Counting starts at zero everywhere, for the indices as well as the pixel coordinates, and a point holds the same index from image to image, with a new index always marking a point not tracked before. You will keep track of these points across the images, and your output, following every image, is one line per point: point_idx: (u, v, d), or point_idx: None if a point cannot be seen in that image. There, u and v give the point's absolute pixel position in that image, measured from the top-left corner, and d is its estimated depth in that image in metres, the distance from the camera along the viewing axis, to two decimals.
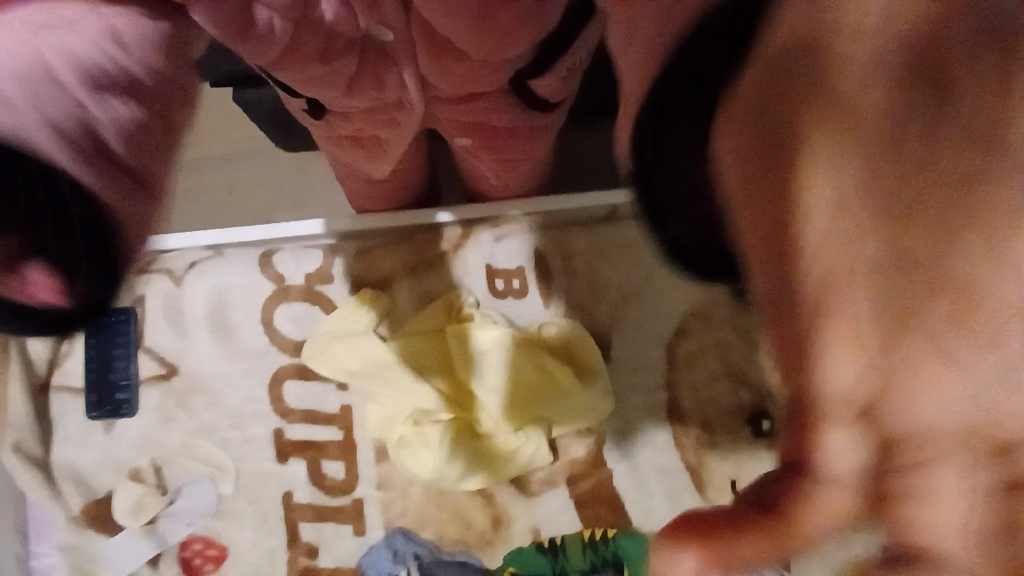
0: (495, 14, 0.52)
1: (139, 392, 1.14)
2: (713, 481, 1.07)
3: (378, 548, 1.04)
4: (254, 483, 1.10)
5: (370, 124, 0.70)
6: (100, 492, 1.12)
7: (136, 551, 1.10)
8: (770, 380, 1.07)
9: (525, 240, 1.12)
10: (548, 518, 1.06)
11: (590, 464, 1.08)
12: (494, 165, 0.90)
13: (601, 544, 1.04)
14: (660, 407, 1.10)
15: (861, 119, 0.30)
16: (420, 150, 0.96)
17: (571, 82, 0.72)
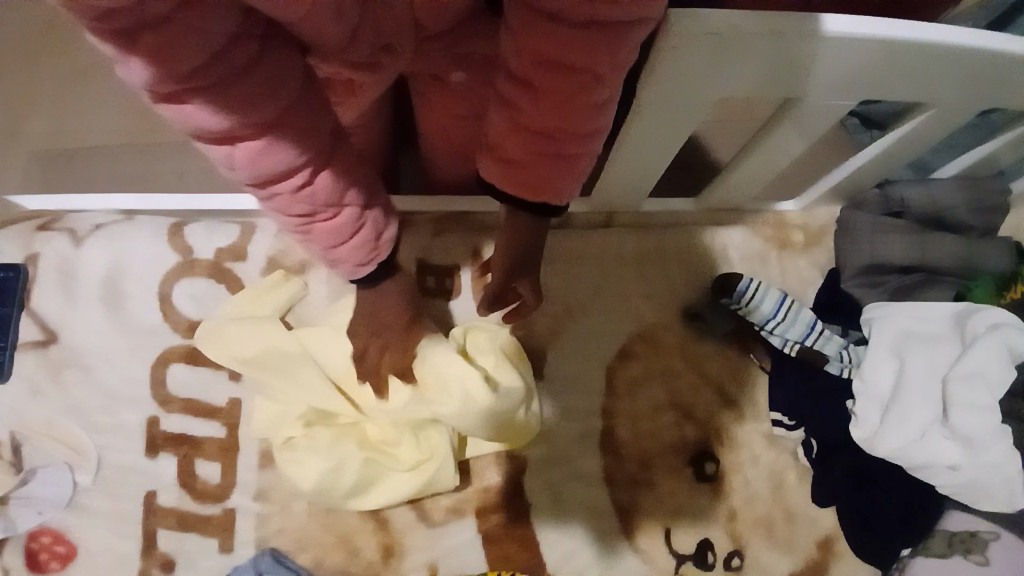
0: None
1: (15, 355, 0.96)
2: (648, 527, 0.94)
3: (241, 569, 0.88)
4: (115, 479, 0.92)
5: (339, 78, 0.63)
6: None
7: None
8: (717, 420, 0.97)
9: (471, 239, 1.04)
10: (451, 552, 0.92)
11: (509, 494, 0.94)
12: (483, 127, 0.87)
13: None
14: (593, 436, 0.96)
15: (554, 138, 0.58)
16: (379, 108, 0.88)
17: None
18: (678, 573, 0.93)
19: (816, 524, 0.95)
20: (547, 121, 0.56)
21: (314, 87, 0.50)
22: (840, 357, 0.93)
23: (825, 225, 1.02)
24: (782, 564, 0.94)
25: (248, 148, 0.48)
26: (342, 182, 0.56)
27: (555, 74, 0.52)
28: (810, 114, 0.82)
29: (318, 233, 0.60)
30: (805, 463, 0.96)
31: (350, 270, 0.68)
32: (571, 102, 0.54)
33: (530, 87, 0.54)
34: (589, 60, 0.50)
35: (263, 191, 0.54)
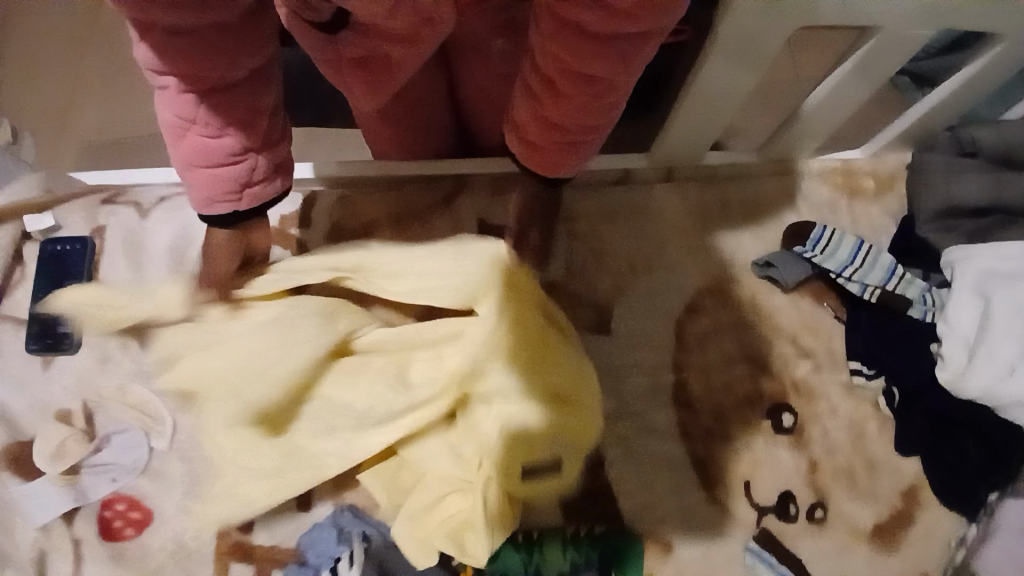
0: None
1: (86, 325, 0.96)
2: (726, 480, 0.93)
3: (320, 526, 0.91)
4: (190, 442, 0.93)
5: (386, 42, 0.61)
6: (26, 436, 0.93)
7: (51, 501, 0.91)
8: (793, 370, 0.95)
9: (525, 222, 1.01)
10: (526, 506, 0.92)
11: None
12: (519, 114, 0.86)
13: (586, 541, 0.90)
14: (666, 389, 0.95)
15: (569, 136, 0.67)
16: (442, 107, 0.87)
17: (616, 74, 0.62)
18: (761, 526, 0.91)
19: (899, 471, 0.93)
20: (564, 119, 0.64)
21: (252, 24, 0.54)
22: (923, 300, 0.92)
23: (895, 170, 1.01)
24: (867, 514, 0.92)
25: (158, 48, 0.52)
26: (230, 113, 0.59)
27: (579, 83, 0.58)
28: (879, 57, 0.82)
29: (189, 144, 0.62)
30: (887, 411, 0.94)
31: (202, 202, 0.67)
32: (594, 100, 0.61)
33: (555, 89, 0.61)
34: (599, 64, 0.56)
35: (157, 78, 0.56)
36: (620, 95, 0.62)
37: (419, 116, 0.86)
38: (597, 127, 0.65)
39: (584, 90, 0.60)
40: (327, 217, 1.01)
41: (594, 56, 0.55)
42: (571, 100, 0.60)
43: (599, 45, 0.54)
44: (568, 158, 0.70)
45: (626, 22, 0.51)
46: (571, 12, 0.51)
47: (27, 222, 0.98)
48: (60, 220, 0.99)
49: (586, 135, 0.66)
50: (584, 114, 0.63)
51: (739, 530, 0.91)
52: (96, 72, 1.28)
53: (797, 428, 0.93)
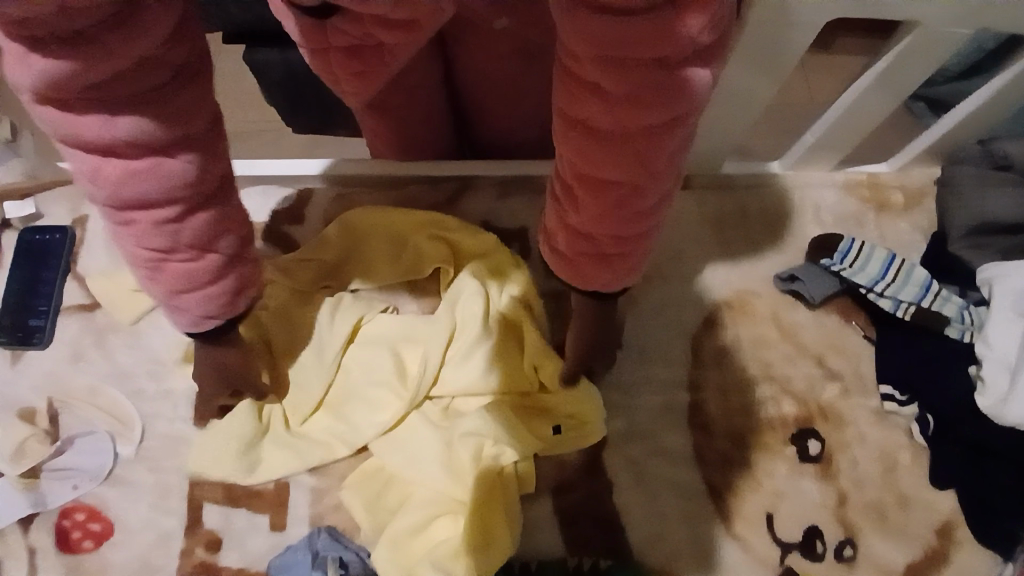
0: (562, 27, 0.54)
1: (59, 320, 0.89)
2: (747, 512, 0.84)
3: (294, 548, 0.80)
4: (160, 449, 0.85)
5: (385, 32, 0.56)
6: None
7: (4, 507, 0.82)
8: (819, 394, 0.88)
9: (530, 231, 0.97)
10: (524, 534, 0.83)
11: (587, 473, 0.85)
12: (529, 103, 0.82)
13: None
14: (680, 409, 0.87)
15: (601, 248, 0.56)
16: (441, 96, 0.81)
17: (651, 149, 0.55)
18: (785, 564, 0.82)
19: (934, 508, 0.84)
20: (593, 230, 0.54)
21: (218, 140, 0.46)
22: (960, 318, 0.86)
23: (924, 185, 0.94)
24: (901, 555, 0.83)
25: (132, 175, 0.43)
26: (201, 231, 0.49)
27: (598, 191, 0.50)
28: (903, 69, 0.78)
29: (167, 274, 0.52)
30: (922, 441, 0.86)
31: (187, 320, 0.57)
32: (623, 206, 0.51)
33: (575, 195, 0.52)
34: (620, 167, 0.47)
35: (118, 213, 0.47)
36: (654, 200, 0.52)
37: (416, 111, 0.82)
38: (633, 235, 0.55)
39: (606, 204, 0.51)
40: (322, 213, 0.96)
41: (613, 158, 0.47)
42: (593, 208, 0.51)
43: (618, 147, 0.46)
44: (603, 269, 0.58)
45: (642, 116, 0.43)
46: (577, 109, 0.45)
47: (8, 208, 0.93)
48: (41, 208, 0.93)
49: (619, 243, 0.55)
50: (616, 231, 0.53)
51: (759, 569, 0.82)
52: None
53: (824, 457, 0.85)
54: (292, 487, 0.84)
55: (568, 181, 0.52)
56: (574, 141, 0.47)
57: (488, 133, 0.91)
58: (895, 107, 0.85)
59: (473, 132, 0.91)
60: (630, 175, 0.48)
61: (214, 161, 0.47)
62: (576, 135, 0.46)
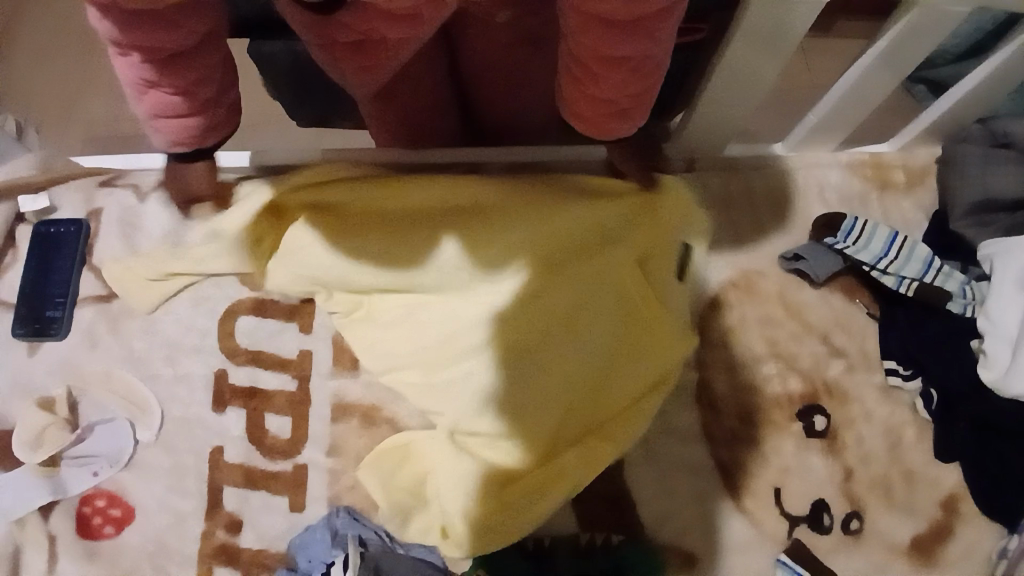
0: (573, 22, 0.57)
1: (75, 310, 0.91)
2: (755, 487, 0.86)
3: (313, 528, 0.83)
4: (178, 435, 0.87)
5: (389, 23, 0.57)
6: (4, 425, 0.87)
7: (26, 493, 0.84)
8: (824, 370, 0.89)
9: None
10: None
11: None
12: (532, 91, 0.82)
13: (602, 551, 0.83)
14: (688, 388, 0.89)
15: (619, 107, 0.63)
16: (446, 86, 0.82)
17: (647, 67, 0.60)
18: (792, 536, 0.85)
19: (938, 481, 0.86)
20: (612, 95, 0.61)
21: (198, 8, 0.51)
22: (962, 293, 0.87)
23: (926, 165, 0.96)
24: (904, 526, 0.85)
25: (118, 29, 0.49)
26: (170, 79, 0.58)
27: (614, 65, 0.57)
28: (902, 47, 0.79)
29: (151, 101, 0.61)
30: (926, 416, 0.88)
31: (169, 142, 0.67)
32: (635, 70, 0.58)
33: (594, 71, 0.59)
34: (631, 42, 0.54)
35: (120, 50, 0.54)
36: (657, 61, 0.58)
37: (423, 100, 0.82)
38: (638, 93, 0.62)
39: (621, 78, 0.59)
40: None
41: (622, 36, 0.53)
42: (614, 76, 0.58)
43: (630, 26, 0.53)
44: (620, 123, 0.65)
45: (651, 4, 0.50)
46: (595, 5, 0.50)
47: (23, 202, 0.93)
48: (55, 200, 0.94)
49: (632, 100, 0.63)
50: (633, 98, 0.62)
51: (767, 543, 0.84)
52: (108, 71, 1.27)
53: (829, 432, 0.87)
54: (309, 469, 0.87)
55: (586, 66, 0.58)
56: (595, 28, 0.53)
57: (494, 120, 0.92)
58: (893, 87, 0.87)
59: (478, 118, 0.92)
60: (641, 49, 0.55)
61: (198, 23, 0.53)
62: (594, 25, 0.52)
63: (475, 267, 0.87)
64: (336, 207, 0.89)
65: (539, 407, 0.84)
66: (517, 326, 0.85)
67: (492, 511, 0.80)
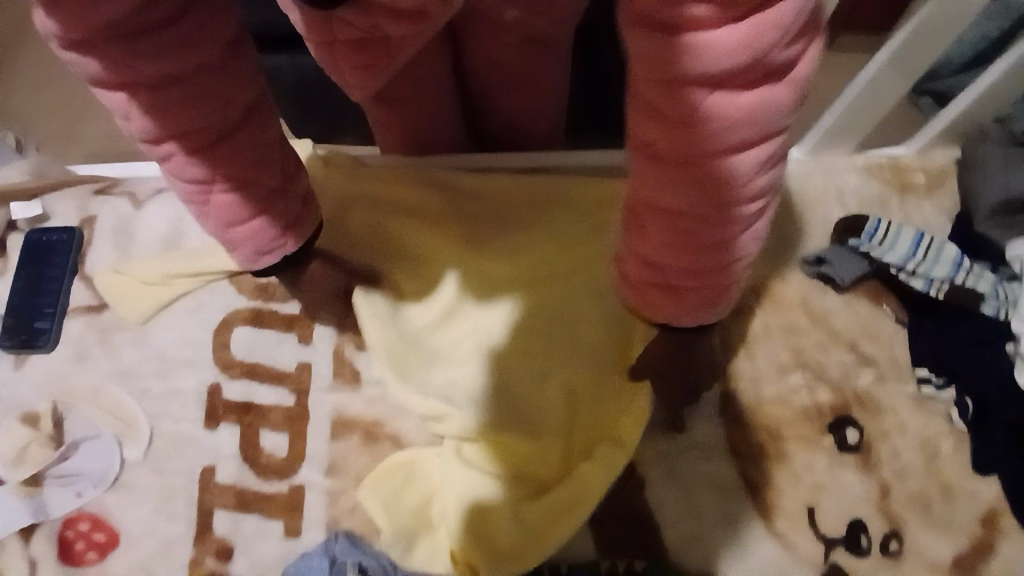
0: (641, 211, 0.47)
1: (64, 322, 0.86)
2: (786, 506, 0.80)
3: (310, 554, 0.77)
4: (167, 454, 0.81)
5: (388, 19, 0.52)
6: None
7: (6, 515, 0.79)
8: (854, 380, 0.85)
9: None
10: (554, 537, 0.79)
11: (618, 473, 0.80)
12: (539, 91, 0.79)
13: None
14: (711, 401, 0.84)
15: (689, 279, 0.47)
16: (451, 90, 0.79)
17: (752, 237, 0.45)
18: (829, 559, 0.78)
19: (979, 496, 0.81)
20: (670, 259, 0.46)
21: (235, 65, 0.47)
22: (995, 295, 0.84)
23: (946, 166, 0.93)
24: (946, 546, 0.79)
25: (151, 105, 0.45)
26: (223, 171, 0.53)
27: (666, 222, 0.43)
28: (918, 45, 0.78)
29: (217, 209, 0.56)
30: (962, 427, 0.82)
31: (247, 258, 0.63)
32: (701, 238, 0.43)
33: (641, 222, 0.45)
34: (691, 205, 0.41)
35: (157, 147, 0.50)
36: (735, 230, 0.43)
37: (426, 104, 0.79)
38: (705, 267, 0.46)
39: (668, 240, 0.44)
40: None
41: (675, 182, 0.39)
42: (664, 235, 0.44)
43: (680, 178, 0.39)
44: (674, 304, 0.50)
45: (711, 144, 0.36)
46: (639, 134, 0.38)
47: (14, 210, 0.90)
48: (47, 208, 0.90)
49: (695, 278, 0.47)
50: (699, 271, 0.47)
51: (801, 566, 0.78)
52: None
53: (862, 445, 0.82)
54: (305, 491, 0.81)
55: (648, 215, 0.44)
56: (649, 167, 0.40)
57: (500, 126, 0.89)
58: (908, 87, 0.85)
59: (479, 124, 0.89)
60: (706, 209, 0.41)
61: (236, 89, 0.48)
62: (657, 165, 0.39)
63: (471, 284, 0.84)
64: (332, 224, 0.88)
65: (540, 427, 0.78)
66: (511, 340, 0.81)
67: (507, 536, 0.74)
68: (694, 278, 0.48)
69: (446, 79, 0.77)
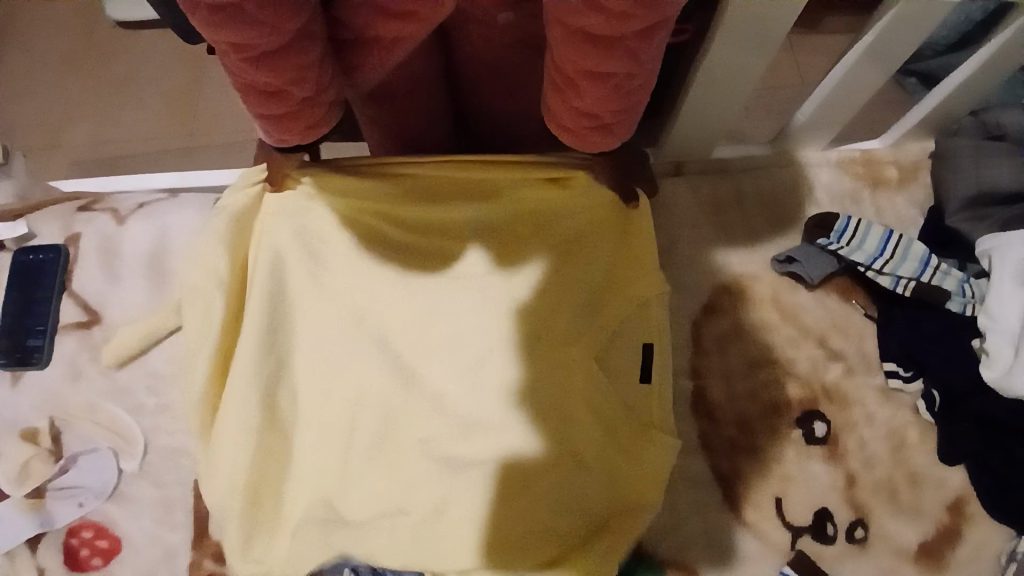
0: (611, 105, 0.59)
1: (56, 339, 0.89)
2: (757, 498, 0.83)
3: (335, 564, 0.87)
4: (163, 463, 0.85)
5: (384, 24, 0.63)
6: None
7: (13, 528, 0.82)
8: (824, 375, 0.87)
9: None
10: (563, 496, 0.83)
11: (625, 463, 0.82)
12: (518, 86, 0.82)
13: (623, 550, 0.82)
14: (684, 399, 0.87)
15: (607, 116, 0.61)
16: (437, 85, 0.82)
17: (632, 89, 0.58)
18: (797, 548, 0.82)
19: (942, 483, 0.84)
20: (595, 109, 0.60)
21: None
22: (961, 292, 0.85)
23: (918, 160, 0.94)
24: (909, 532, 0.83)
25: None
26: None
27: (597, 80, 0.55)
28: (892, 42, 0.78)
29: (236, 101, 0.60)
30: (928, 418, 0.85)
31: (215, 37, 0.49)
32: (622, 87, 0.57)
33: (575, 83, 0.57)
34: (618, 61, 0.53)
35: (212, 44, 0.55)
36: (645, 78, 0.57)
37: (416, 97, 0.83)
38: (628, 108, 0.61)
39: (616, 84, 0.56)
40: None
41: (611, 54, 0.52)
42: (605, 68, 0.54)
43: (612, 43, 0.51)
44: (600, 137, 0.65)
45: (630, 23, 0.48)
46: (576, 18, 0.49)
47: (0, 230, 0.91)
48: (32, 227, 0.92)
49: (618, 113, 0.61)
50: (598, 96, 0.58)
51: (771, 556, 0.82)
52: (90, 96, 1.25)
53: (830, 439, 0.85)
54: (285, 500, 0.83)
55: (574, 66, 0.55)
56: (568, 50, 0.53)
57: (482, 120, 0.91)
58: (885, 79, 0.85)
59: (466, 120, 0.93)
60: (625, 67, 0.54)
61: None
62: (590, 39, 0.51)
63: (494, 269, 0.86)
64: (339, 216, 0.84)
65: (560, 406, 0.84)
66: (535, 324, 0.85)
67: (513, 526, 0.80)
68: (621, 98, 0.58)
69: (436, 77, 0.81)
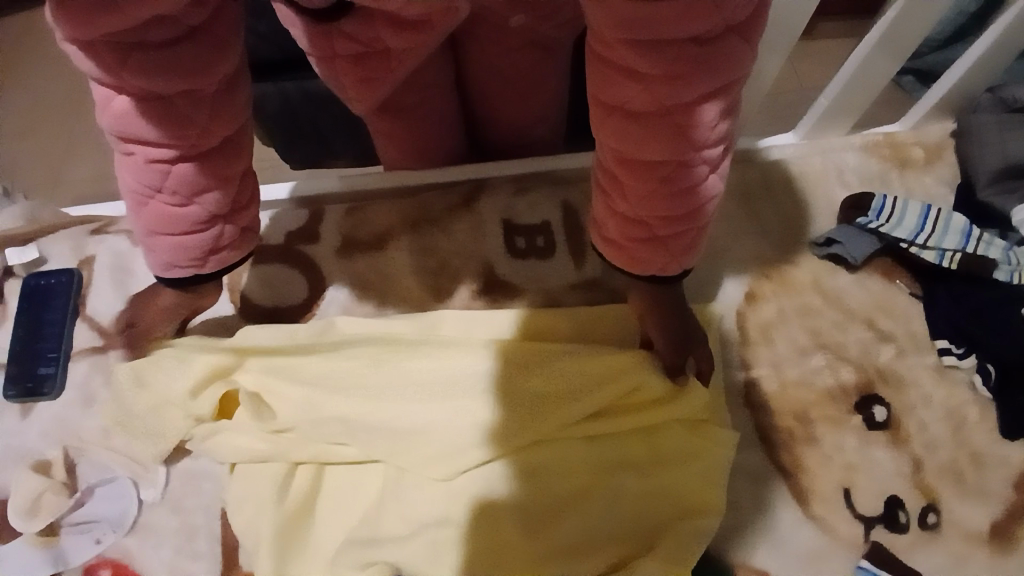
0: (660, 208, 0.53)
1: (69, 365, 0.84)
2: (821, 491, 0.79)
3: None
4: (184, 490, 0.79)
5: (390, 35, 0.61)
6: None
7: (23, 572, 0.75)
8: (876, 356, 0.84)
9: (554, 225, 0.94)
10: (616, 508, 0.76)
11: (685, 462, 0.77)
12: (534, 92, 0.81)
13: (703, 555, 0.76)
14: (735, 390, 0.83)
15: (656, 226, 0.55)
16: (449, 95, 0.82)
17: (683, 197, 0.53)
18: (870, 539, 0.77)
19: (1009, 460, 0.81)
20: (641, 208, 0.54)
21: (218, 30, 0.44)
22: (1007, 260, 0.85)
23: (941, 139, 0.94)
24: (983, 514, 0.79)
25: (82, 25, 0.37)
26: (204, 76, 0.45)
27: (643, 172, 0.51)
28: (904, 24, 0.78)
29: (151, 214, 0.53)
30: (986, 394, 0.82)
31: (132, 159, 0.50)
32: (670, 181, 0.51)
33: (619, 180, 0.54)
34: (660, 146, 0.49)
35: (121, 143, 0.49)
36: (702, 176, 0.52)
37: (428, 112, 0.82)
38: (685, 215, 0.54)
39: (662, 176, 0.51)
40: (335, 231, 0.92)
41: (659, 135, 0.48)
42: (652, 155, 0.50)
43: (659, 121, 0.47)
44: (655, 254, 0.57)
45: (679, 86, 0.45)
46: (617, 92, 0.47)
47: (8, 254, 0.88)
48: (44, 251, 0.88)
49: (671, 224, 0.55)
50: (641, 193, 0.53)
51: (844, 550, 0.77)
52: (93, 130, 1.23)
53: (891, 422, 0.81)
54: (318, 522, 0.76)
55: (617, 153, 0.52)
56: (611, 137, 0.51)
57: (501, 125, 0.90)
58: (896, 68, 0.85)
59: (479, 129, 0.92)
60: (676, 151, 0.49)
61: (208, 53, 0.44)
62: (631, 117, 0.48)
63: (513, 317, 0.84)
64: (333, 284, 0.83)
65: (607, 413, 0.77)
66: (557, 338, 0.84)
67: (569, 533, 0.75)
68: (668, 198, 0.52)
69: (448, 86, 0.81)
